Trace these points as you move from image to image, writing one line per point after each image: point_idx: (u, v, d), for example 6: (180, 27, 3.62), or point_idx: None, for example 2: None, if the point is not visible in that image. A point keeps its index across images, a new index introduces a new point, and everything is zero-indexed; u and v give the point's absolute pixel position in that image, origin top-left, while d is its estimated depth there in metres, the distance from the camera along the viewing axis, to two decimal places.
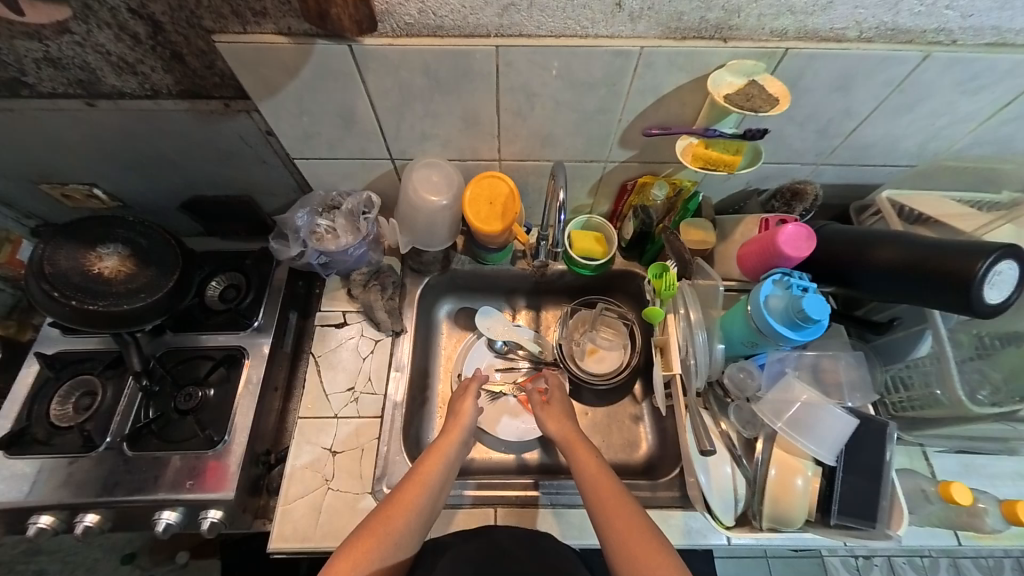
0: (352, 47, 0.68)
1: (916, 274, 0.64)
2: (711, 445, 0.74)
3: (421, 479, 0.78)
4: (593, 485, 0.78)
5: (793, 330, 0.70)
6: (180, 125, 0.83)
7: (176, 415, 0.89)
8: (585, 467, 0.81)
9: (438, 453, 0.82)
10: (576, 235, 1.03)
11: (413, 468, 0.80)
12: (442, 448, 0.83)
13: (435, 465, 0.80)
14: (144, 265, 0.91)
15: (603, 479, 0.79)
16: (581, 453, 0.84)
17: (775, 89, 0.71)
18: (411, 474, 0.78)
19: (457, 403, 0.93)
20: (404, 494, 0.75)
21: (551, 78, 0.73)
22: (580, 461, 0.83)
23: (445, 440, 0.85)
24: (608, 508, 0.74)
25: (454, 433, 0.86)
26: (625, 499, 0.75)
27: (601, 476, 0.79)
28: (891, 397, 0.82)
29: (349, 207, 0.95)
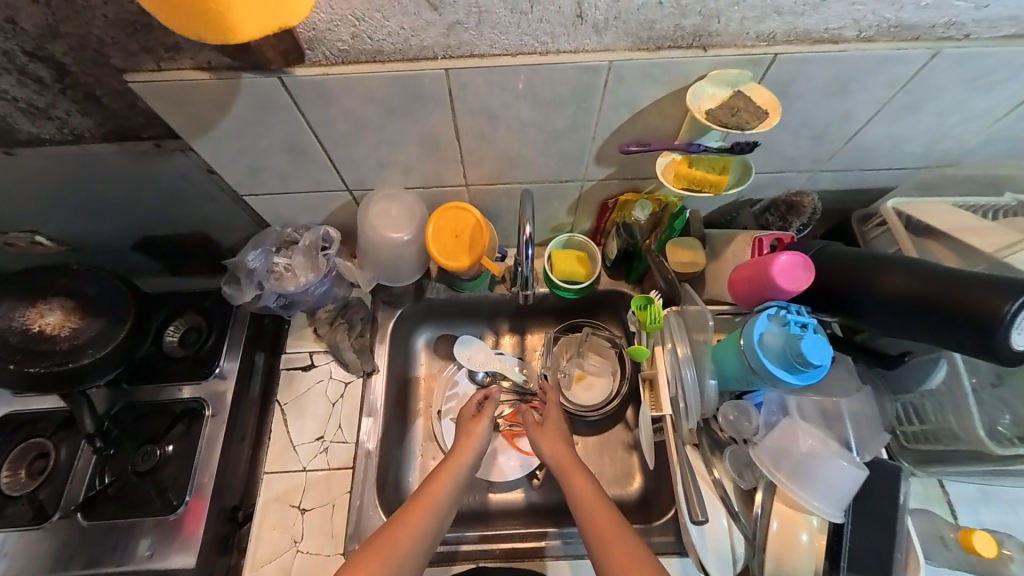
0: (283, 79, 0.60)
1: (927, 308, 0.56)
2: (705, 515, 0.66)
3: (428, 499, 0.75)
4: (589, 515, 0.73)
5: (793, 374, 0.62)
6: (113, 169, 0.76)
7: (133, 478, 0.83)
8: (580, 494, 0.76)
9: (447, 472, 0.80)
10: (558, 254, 0.95)
11: (419, 488, 0.78)
12: (451, 466, 0.81)
13: (442, 484, 0.78)
14: (89, 317, 0.85)
15: (600, 510, 0.73)
16: (576, 478, 0.79)
17: (762, 99, 0.63)
18: (420, 491, 0.77)
19: (468, 424, 0.89)
20: (413, 511, 0.73)
21: (512, 98, 0.65)
22: (575, 488, 0.77)
23: (457, 458, 0.83)
24: (606, 542, 0.69)
25: (465, 451, 0.84)
26: (623, 533, 0.70)
27: (597, 506, 0.74)
28: (904, 427, 0.76)
29: (308, 242, 0.88)
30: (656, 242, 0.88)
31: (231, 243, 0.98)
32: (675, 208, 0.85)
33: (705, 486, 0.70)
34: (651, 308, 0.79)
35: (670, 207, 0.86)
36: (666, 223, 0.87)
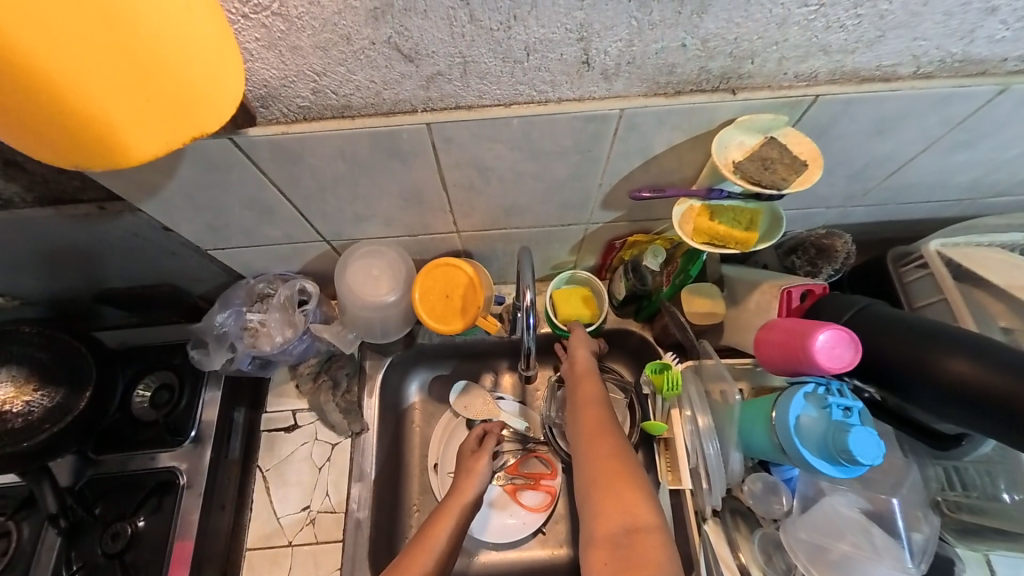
0: (235, 139, 0.51)
1: (994, 404, 0.52)
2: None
3: (430, 542, 0.69)
4: (586, 416, 0.71)
5: (832, 465, 0.56)
6: (55, 231, 0.68)
7: (103, 560, 0.77)
8: (586, 400, 0.73)
9: (448, 514, 0.74)
10: (561, 296, 0.86)
11: (420, 530, 0.72)
12: (452, 506, 0.75)
13: (446, 525, 0.72)
14: (44, 387, 0.76)
15: (600, 414, 0.70)
16: (588, 386, 0.75)
17: (802, 148, 0.54)
18: (421, 531, 0.71)
19: (467, 462, 0.83)
20: (411, 560, 0.67)
21: (506, 150, 0.56)
22: (585, 393, 0.74)
23: (457, 498, 0.77)
24: (599, 460, 0.64)
25: (467, 490, 0.78)
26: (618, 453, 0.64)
27: (599, 410, 0.71)
28: (947, 494, 0.68)
29: (282, 297, 0.79)
30: (669, 285, 0.79)
31: (202, 291, 0.89)
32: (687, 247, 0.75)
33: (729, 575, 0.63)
34: (668, 374, 0.72)
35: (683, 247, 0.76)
36: (681, 265, 0.76)
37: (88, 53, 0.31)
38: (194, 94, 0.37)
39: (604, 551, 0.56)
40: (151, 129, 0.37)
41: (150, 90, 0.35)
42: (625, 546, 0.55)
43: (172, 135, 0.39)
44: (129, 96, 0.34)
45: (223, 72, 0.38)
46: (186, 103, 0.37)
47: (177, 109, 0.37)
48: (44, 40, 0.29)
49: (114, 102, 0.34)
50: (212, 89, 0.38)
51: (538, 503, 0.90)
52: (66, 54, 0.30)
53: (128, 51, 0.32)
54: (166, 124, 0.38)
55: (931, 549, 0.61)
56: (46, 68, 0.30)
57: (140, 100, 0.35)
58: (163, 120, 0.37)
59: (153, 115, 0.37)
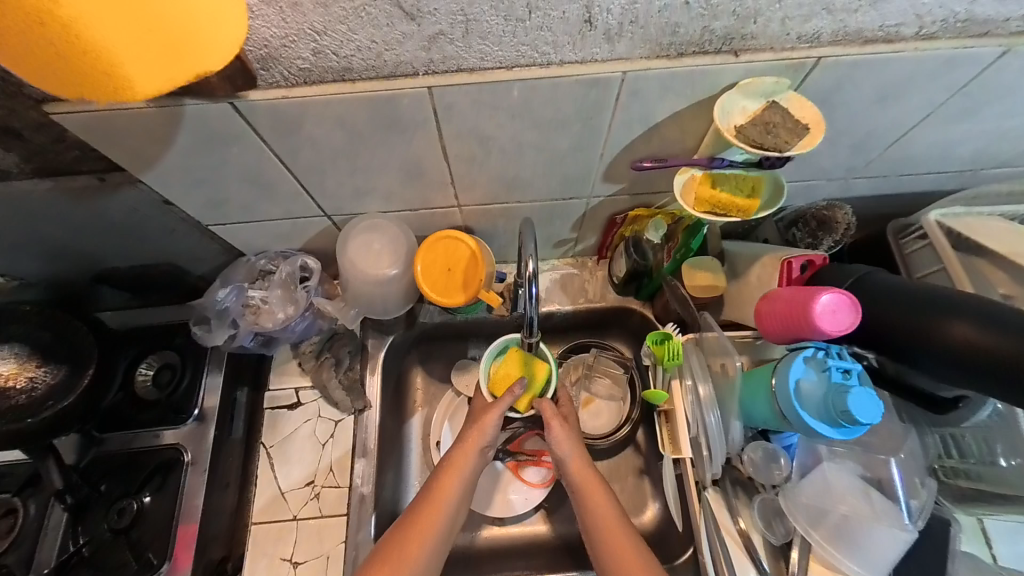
0: (235, 105, 0.50)
1: (993, 367, 0.52)
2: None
3: (438, 501, 0.69)
4: (605, 540, 0.66)
5: (832, 428, 0.56)
6: (53, 206, 0.68)
7: (109, 536, 0.77)
8: (599, 519, 0.67)
9: (455, 469, 0.71)
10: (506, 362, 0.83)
11: (428, 484, 0.71)
12: (459, 463, 0.72)
13: (452, 480, 0.71)
14: (48, 364, 0.77)
15: (620, 539, 0.65)
16: (596, 501, 0.69)
17: (806, 113, 0.54)
18: (427, 491, 0.70)
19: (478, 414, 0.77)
20: (421, 517, 0.67)
21: (507, 118, 0.56)
22: (594, 510, 0.68)
23: (465, 451, 0.73)
24: (625, 573, 0.63)
25: (474, 443, 0.74)
26: (608, 505, 0.68)
27: (616, 533, 0.66)
28: (944, 462, 0.69)
29: (284, 275, 0.80)
30: (671, 261, 0.79)
31: (201, 271, 0.89)
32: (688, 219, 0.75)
33: (731, 542, 0.64)
34: (669, 344, 0.72)
35: (684, 222, 0.76)
36: (682, 240, 0.77)
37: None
38: (193, 30, 0.36)
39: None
40: (151, 64, 0.36)
41: (144, 19, 0.33)
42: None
43: (171, 74, 0.37)
44: (124, 25, 0.33)
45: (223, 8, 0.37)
46: (185, 39, 0.36)
47: (175, 45, 0.36)
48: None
49: (108, 29, 0.32)
50: (211, 25, 0.36)
51: (540, 479, 0.90)
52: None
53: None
54: (166, 59, 0.36)
55: (929, 510, 0.62)
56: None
57: (137, 31, 0.33)
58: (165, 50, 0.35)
59: (151, 49, 0.35)
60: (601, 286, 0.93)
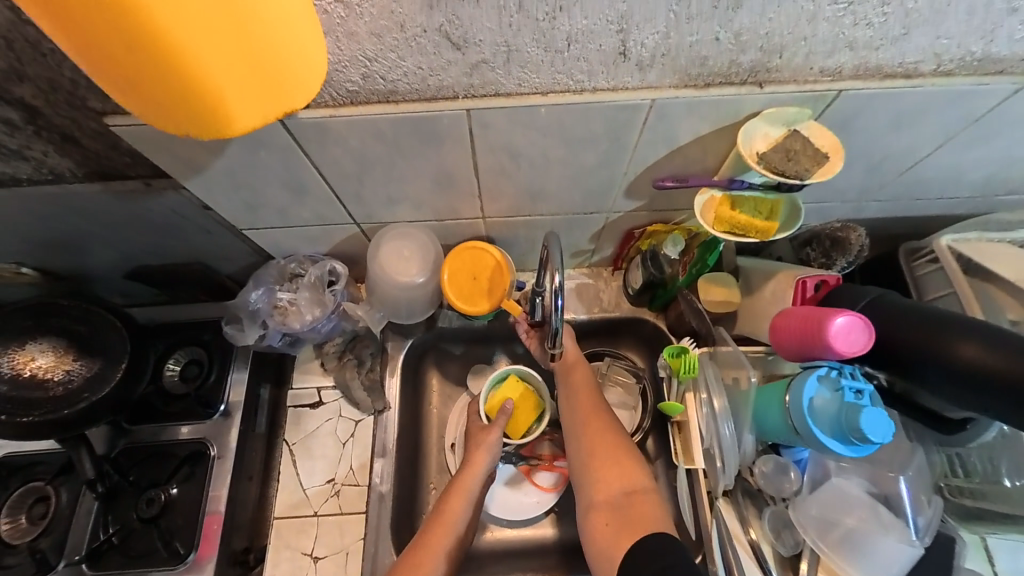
0: (285, 121, 0.53)
1: (1003, 386, 0.54)
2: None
3: (447, 519, 0.74)
4: (575, 400, 0.78)
5: (845, 445, 0.59)
6: (99, 207, 0.71)
7: (138, 525, 0.80)
8: (574, 383, 0.79)
9: (460, 489, 0.77)
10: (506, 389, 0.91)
11: (436, 506, 0.76)
12: (465, 483, 0.78)
13: (459, 501, 0.76)
14: (85, 357, 0.80)
15: (587, 398, 0.77)
16: (576, 369, 0.81)
17: (825, 141, 0.56)
18: (435, 513, 0.75)
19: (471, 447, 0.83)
20: (432, 535, 0.72)
21: (538, 136, 0.58)
22: (572, 375, 0.80)
23: (469, 472, 0.79)
24: (585, 420, 0.75)
25: (477, 465, 0.80)
26: (614, 436, 0.73)
27: (585, 391, 0.78)
28: (949, 480, 0.70)
29: (312, 278, 0.83)
30: (688, 274, 0.82)
31: (230, 270, 0.92)
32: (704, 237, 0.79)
33: (742, 551, 0.66)
34: (686, 357, 0.73)
35: (700, 239, 0.79)
36: (698, 254, 0.80)
37: (209, 25, 0.33)
38: (289, 72, 0.39)
39: (604, 516, 0.66)
40: (254, 100, 0.39)
41: (248, 68, 0.37)
42: (623, 509, 0.66)
43: (265, 110, 0.41)
44: (232, 75, 0.36)
45: (314, 53, 0.41)
46: (281, 80, 0.39)
47: (270, 85, 0.39)
48: (173, 8, 0.31)
49: (221, 73, 0.36)
50: (304, 69, 0.40)
51: (551, 483, 0.93)
52: (190, 22, 0.32)
53: (242, 27, 0.34)
54: (266, 93, 0.39)
55: (935, 525, 0.64)
56: (169, 34, 0.32)
57: (244, 75, 0.37)
58: (265, 86, 0.39)
59: (252, 90, 0.39)
60: (616, 295, 0.95)
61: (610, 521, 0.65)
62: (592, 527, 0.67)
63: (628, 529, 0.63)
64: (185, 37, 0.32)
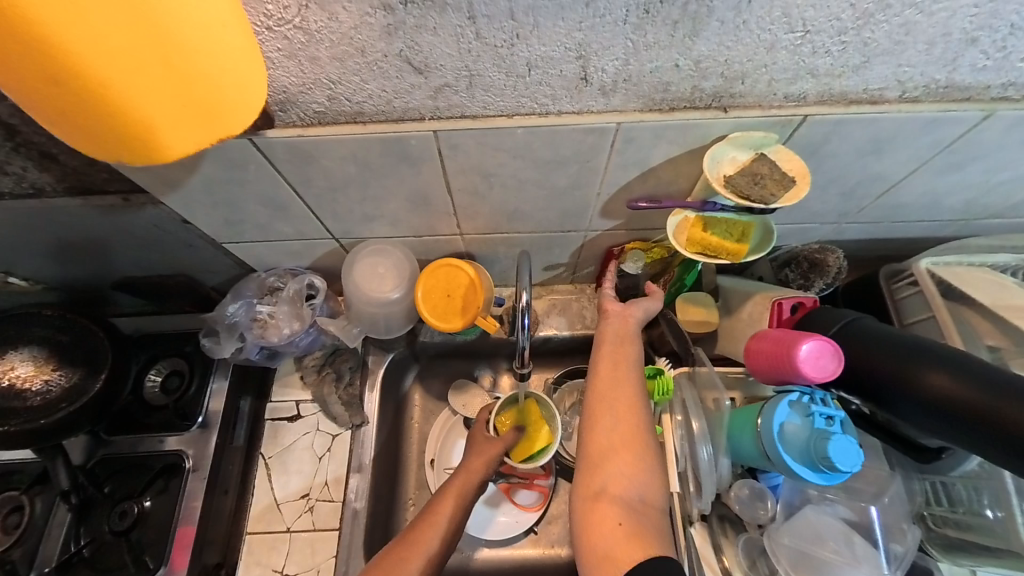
0: (255, 140, 0.54)
1: (970, 419, 0.53)
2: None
3: (437, 517, 0.72)
4: (617, 370, 0.64)
5: (814, 472, 0.58)
6: (80, 221, 0.72)
7: (110, 537, 0.80)
8: (624, 353, 0.66)
9: (454, 491, 0.75)
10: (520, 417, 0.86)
11: (428, 504, 0.74)
12: (460, 485, 0.76)
13: (450, 502, 0.74)
14: (63, 367, 0.80)
15: (632, 373, 0.64)
16: (628, 341, 0.67)
17: (791, 166, 0.56)
18: (427, 514, 0.72)
19: (467, 457, 0.81)
20: (418, 537, 0.69)
21: (508, 158, 0.59)
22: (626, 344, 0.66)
23: (466, 474, 0.78)
24: (622, 394, 0.62)
25: (475, 467, 0.79)
26: (640, 426, 0.60)
27: (631, 368, 0.64)
28: (933, 509, 0.69)
29: (292, 291, 0.84)
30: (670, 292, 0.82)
31: (214, 283, 0.93)
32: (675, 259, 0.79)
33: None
34: (659, 378, 0.74)
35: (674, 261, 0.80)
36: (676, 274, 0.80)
37: (130, 57, 0.34)
38: (220, 99, 0.41)
39: (615, 514, 0.55)
40: (188, 128, 0.41)
41: (182, 95, 0.38)
42: (636, 515, 0.55)
43: (202, 135, 0.42)
44: (165, 102, 0.38)
45: (250, 80, 0.42)
46: (216, 103, 0.41)
47: (207, 113, 0.41)
48: (93, 43, 0.32)
49: (148, 100, 0.37)
50: (238, 95, 0.42)
51: (532, 502, 0.92)
52: (107, 55, 0.33)
53: (166, 59, 0.35)
54: (202, 121, 0.41)
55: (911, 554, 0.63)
56: (92, 66, 0.33)
57: (173, 101, 0.38)
58: (200, 114, 0.41)
59: (185, 116, 0.40)
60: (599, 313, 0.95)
61: (622, 521, 0.54)
62: (593, 521, 0.55)
63: (640, 539, 0.53)
64: (105, 68, 0.33)
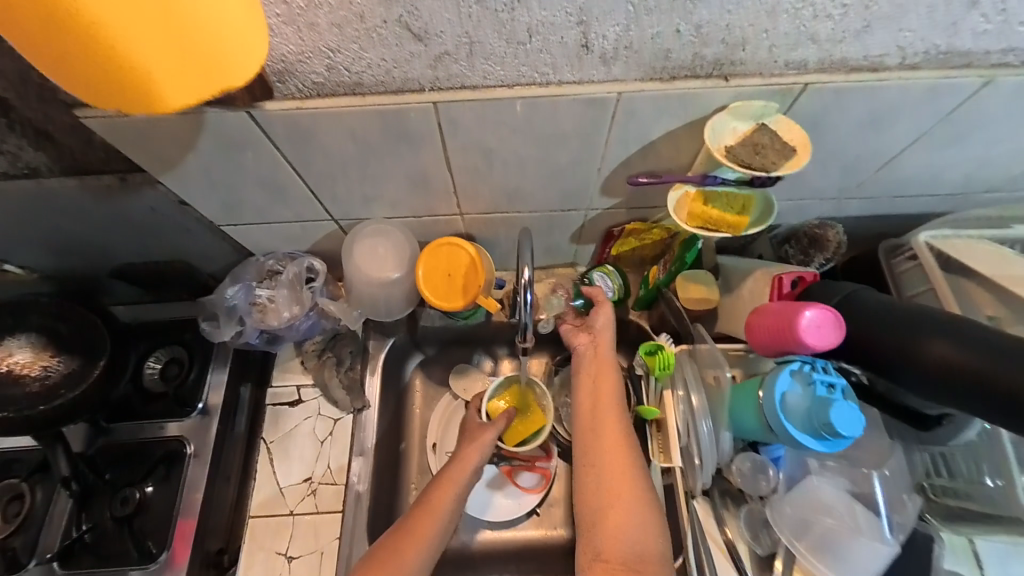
0: (252, 114, 0.54)
1: (971, 384, 0.53)
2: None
3: (433, 509, 0.71)
4: (595, 421, 0.69)
5: (816, 440, 0.58)
6: (77, 203, 0.71)
7: (111, 524, 0.80)
8: (598, 399, 0.70)
9: (449, 483, 0.75)
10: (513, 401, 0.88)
11: (422, 495, 0.74)
12: (454, 477, 0.75)
13: (446, 493, 0.73)
14: (63, 353, 0.79)
15: (611, 420, 0.69)
16: (603, 384, 0.71)
17: (793, 135, 0.56)
18: (423, 503, 0.72)
19: (460, 447, 0.81)
20: (415, 526, 0.69)
21: (509, 133, 0.59)
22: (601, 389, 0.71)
23: (459, 467, 0.77)
24: (603, 444, 0.67)
25: (468, 458, 0.78)
26: (626, 466, 0.65)
27: (610, 415, 0.69)
28: (932, 480, 0.70)
29: (291, 274, 0.83)
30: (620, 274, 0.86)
31: (212, 270, 0.92)
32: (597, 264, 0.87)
33: (715, 551, 0.65)
34: (661, 354, 0.72)
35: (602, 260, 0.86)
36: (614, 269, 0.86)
37: None
38: (220, 56, 0.40)
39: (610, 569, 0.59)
40: (185, 79, 0.40)
41: (177, 42, 0.37)
42: (634, 567, 0.59)
43: (199, 88, 0.41)
44: (160, 48, 0.37)
45: (250, 33, 0.41)
46: (214, 56, 0.40)
47: (204, 65, 0.40)
48: None
49: (143, 44, 0.36)
50: (237, 47, 0.40)
51: (534, 484, 0.91)
52: None
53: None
54: (198, 73, 0.40)
55: (911, 523, 0.64)
56: (84, 4, 0.32)
57: (168, 47, 0.37)
58: (197, 64, 0.40)
59: (182, 65, 0.39)
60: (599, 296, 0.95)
61: None
62: None
63: None
64: (95, 4, 0.32)
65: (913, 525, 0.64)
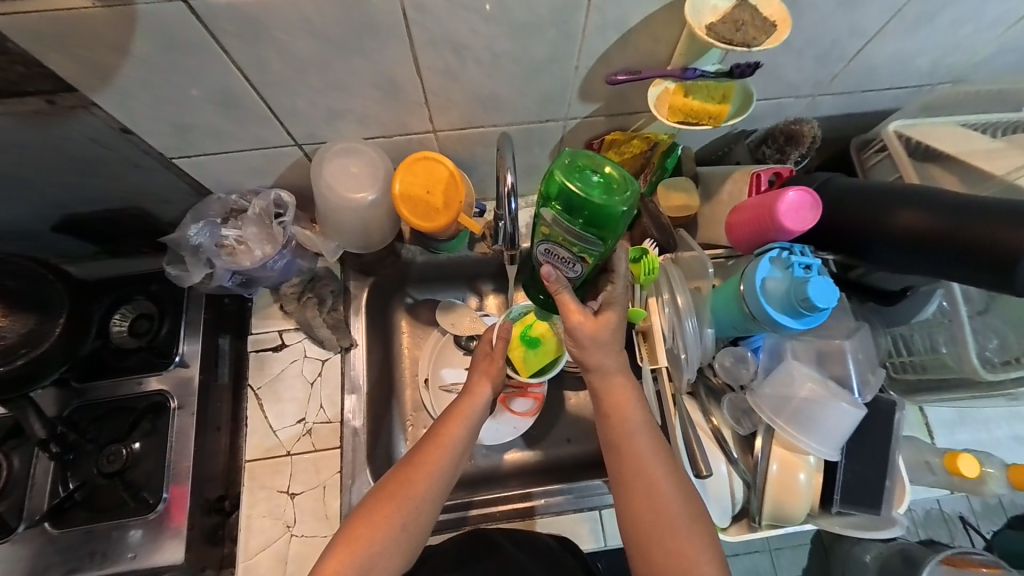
0: (192, 4, 0.48)
1: (938, 246, 0.56)
2: (708, 468, 0.66)
3: (443, 442, 0.66)
4: (620, 463, 0.61)
5: (793, 318, 0.61)
6: (6, 136, 0.64)
7: (102, 480, 0.77)
8: (620, 433, 0.61)
9: (461, 412, 0.70)
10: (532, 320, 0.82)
11: (433, 428, 0.68)
12: (467, 404, 0.71)
13: (458, 424, 0.68)
14: (16, 311, 0.70)
15: (637, 456, 0.60)
16: (620, 417, 0.62)
17: (772, 11, 0.54)
18: (433, 433, 0.67)
19: (472, 376, 0.75)
20: (423, 459, 0.64)
21: (480, 21, 0.55)
22: (625, 417, 0.62)
23: (470, 398, 0.71)
24: (636, 487, 0.59)
25: (478, 388, 0.72)
26: (673, 501, 0.58)
27: (639, 450, 0.60)
28: (894, 358, 0.75)
29: (258, 209, 0.78)
30: (596, 242, 0.62)
31: (171, 216, 0.86)
32: (580, 174, 0.59)
33: (705, 436, 0.69)
34: (646, 259, 0.71)
35: (570, 194, 0.59)
36: (574, 228, 0.61)
37: None
38: None
39: None
40: None
41: None
42: None
43: None
44: None
45: None
46: None
47: None
48: None
49: None
50: None
51: (527, 409, 0.89)
52: None
53: None
54: None
55: (875, 390, 0.69)
56: None
57: None
58: None
59: None
60: None
61: None
62: None
63: None
64: None
65: (876, 391, 0.68)
